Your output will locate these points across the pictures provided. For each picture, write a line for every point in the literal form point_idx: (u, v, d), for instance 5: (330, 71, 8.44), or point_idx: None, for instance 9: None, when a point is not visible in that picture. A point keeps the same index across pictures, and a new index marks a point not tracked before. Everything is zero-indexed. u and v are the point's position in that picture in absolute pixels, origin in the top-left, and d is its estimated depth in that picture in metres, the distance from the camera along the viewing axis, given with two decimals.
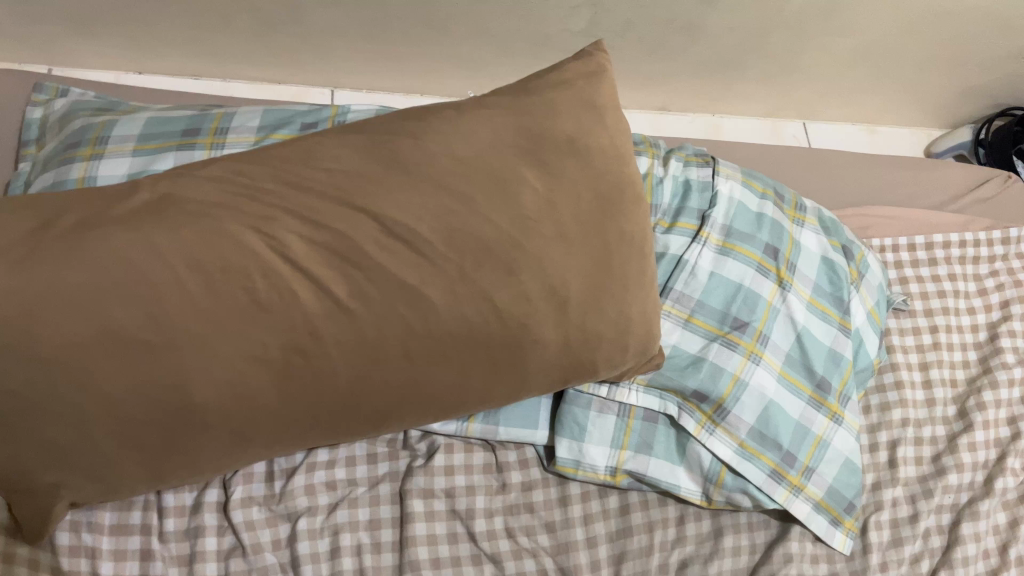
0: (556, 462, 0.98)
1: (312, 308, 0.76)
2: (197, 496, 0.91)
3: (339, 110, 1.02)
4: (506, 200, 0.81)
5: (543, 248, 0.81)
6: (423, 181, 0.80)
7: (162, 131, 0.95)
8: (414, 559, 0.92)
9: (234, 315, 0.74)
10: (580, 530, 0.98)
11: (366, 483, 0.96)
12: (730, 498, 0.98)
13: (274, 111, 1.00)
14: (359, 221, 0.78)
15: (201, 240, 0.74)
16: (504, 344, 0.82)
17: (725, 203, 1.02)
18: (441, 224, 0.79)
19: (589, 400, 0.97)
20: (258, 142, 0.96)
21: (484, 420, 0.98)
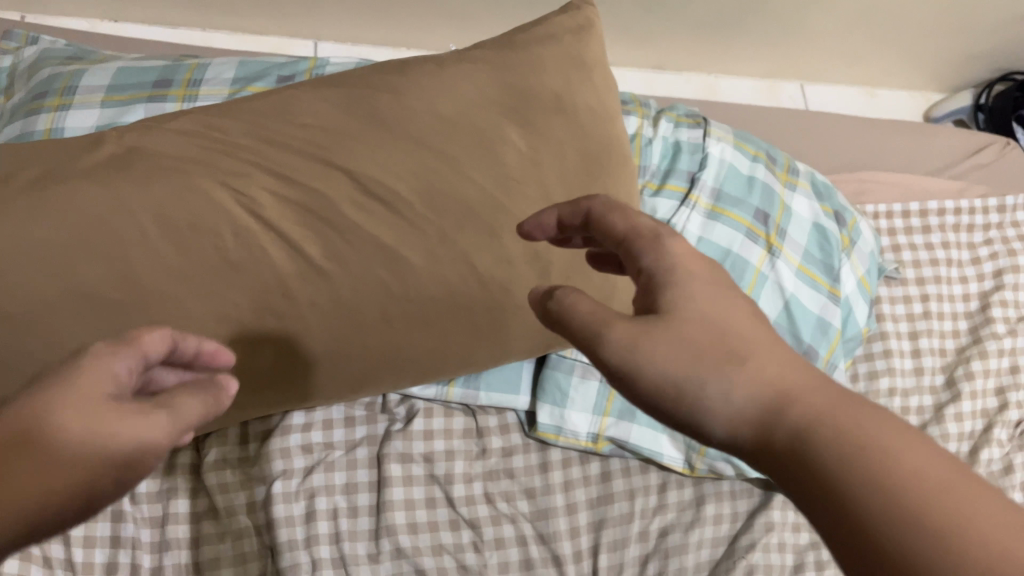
0: (537, 428, 0.97)
1: (285, 268, 0.73)
2: (170, 458, 0.91)
3: (317, 64, 0.98)
4: (488, 160, 0.78)
5: (526, 210, 0.78)
6: (401, 139, 0.77)
7: (132, 81, 0.91)
8: (391, 522, 0.91)
9: (204, 274, 0.71)
10: (560, 497, 0.97)
11: (344, 446, 0.95)
12: (713, 467, 0.98)
13: (249, 62, 0.96)
14: (335, 179, 0.75)
15: (169, 197, 0.71)
16: (485, 309, 0.79)
17: (716, 166, 0.99)
18: (420, 183, 0.76)
19: (571, 366, 0.96)
20: (232, 95, 0.92)
21: (464, 385, 0.96)
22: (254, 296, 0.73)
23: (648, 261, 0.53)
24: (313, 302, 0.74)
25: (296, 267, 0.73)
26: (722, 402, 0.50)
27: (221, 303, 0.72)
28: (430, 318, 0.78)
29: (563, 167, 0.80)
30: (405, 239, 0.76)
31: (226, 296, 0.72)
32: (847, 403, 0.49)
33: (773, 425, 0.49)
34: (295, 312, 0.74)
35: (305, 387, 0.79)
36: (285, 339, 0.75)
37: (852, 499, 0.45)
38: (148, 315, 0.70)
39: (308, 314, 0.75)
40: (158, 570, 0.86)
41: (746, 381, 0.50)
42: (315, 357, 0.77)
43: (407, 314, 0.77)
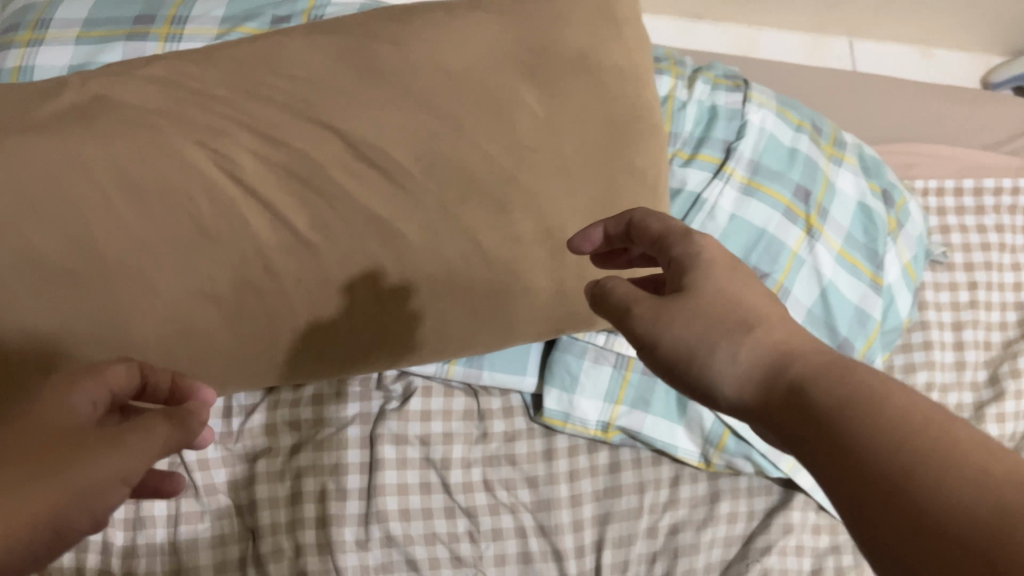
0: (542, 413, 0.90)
1: (266, 239, 0.66)
2: None
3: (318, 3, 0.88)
4: (499, 124, 0.69)
5: (539, 183, 0.70)
6: (402, 98, 0.68)
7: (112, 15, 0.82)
8: (381, 508, 0.85)
9: (175, 243, 0.64)
10: (564, 487, 0.90)
11: (334, 424, 0.88)
12: (730, 463, 0.90)
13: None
14: (325, 141, 0.67)
15: (137, 155, 0.63)
16: (489, 291, 0.71)
17: (754, 135, 0.89)
18: (420, 148, 0.68)
19: (583, 349, 0.89)
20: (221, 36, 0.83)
21: (467, 363, 0.89)
22: (233, 271, 0.65)
23: (679, 250, 0.50)
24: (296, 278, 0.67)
25: (278, 238, 0.66)
26: (727, 365, 0.44)
27: (192, 279, 0.65)
28: (428, 298, 0.70)
29: (581, 134, 0.71)
30: (401, 212, 0.68)
31: (199, 270, 0.65)
32: (860, 366, 0.42)
33: (775, 379, 0.43)
34: (276, 289, 0.67)
35: (287, 368, 0.72)
36: (264, 317, 0.67)
37: (843, 429, 0.38)
38: (111, 291, 0.63)
39: (291, 291, 0.67)
40: (131, 549, 0.82)
41: (754, 342, 0.44)
42: (298, 337, 0.69)
43: (402, 295, 0.70)
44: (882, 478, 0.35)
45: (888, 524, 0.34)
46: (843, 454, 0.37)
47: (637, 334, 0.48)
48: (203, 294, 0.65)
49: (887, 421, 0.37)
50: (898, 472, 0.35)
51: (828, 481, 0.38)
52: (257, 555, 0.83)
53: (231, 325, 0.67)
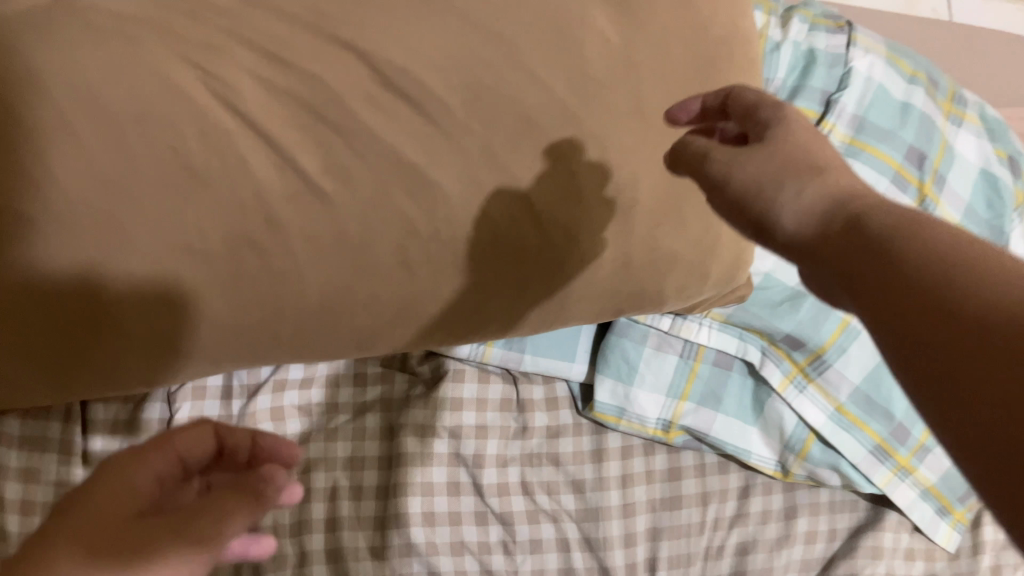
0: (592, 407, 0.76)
1: (270, 184, 0.53)
2: (132, 412, 0.71)
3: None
4: (563, 52, 0.56)
5: (610, 128, 0.57)
6: (443, 15, 0.55)
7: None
8: (402, 511, 0.73)
9: (151, 179, 0.50)
10: (616, 494, 0.78)
11: (349, 411, 0.76)
12: (813, 473, 0.77)
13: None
14: (346, 63, 0.53)
15: (107, 72, 0.50)
16: (540, 262, 0.58)
17: (860, 86, 0.74)
18: (464, 78, 0.54)
19: (644, 334, 0.75)
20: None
21: (506, 345, 0.75)
22: (224, 220, 0.52)
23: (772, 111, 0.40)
24: (305, 232, 0.54)
25: (282, 184, 0.53)
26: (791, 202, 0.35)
27: (168, 230, 0.51)
28: (464, 265, 0.57)
29: (661, 73, 0.57)
30: (437, 155, 0.55)
31: (180, 217, 0.51)
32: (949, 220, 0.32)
33: (833, 216, 0.34)
34: (281, 247, 0.54)
35: (290, 339, 0.58)
36: (261, 277, 0.54)
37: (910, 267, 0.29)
38: (66, 240, 0.49)
39: (298, 252, 0.54)
40: None
41: (828, 182, 0.35)
42: (305, 306, 0.56)
43: (435, 261, 0.57)
44: (961, 318, 0.26)
45: (959, 374, 0.26)
46: (913, 292, 0.28)
47: (706, 178, 0.39)
48: (183, 249, 0.52)
49: (969, 258, 0.28)
50: (978, 317, 0.26)
51: (884, 327, 0.29)
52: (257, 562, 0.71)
53: (219, 287, 0.54)
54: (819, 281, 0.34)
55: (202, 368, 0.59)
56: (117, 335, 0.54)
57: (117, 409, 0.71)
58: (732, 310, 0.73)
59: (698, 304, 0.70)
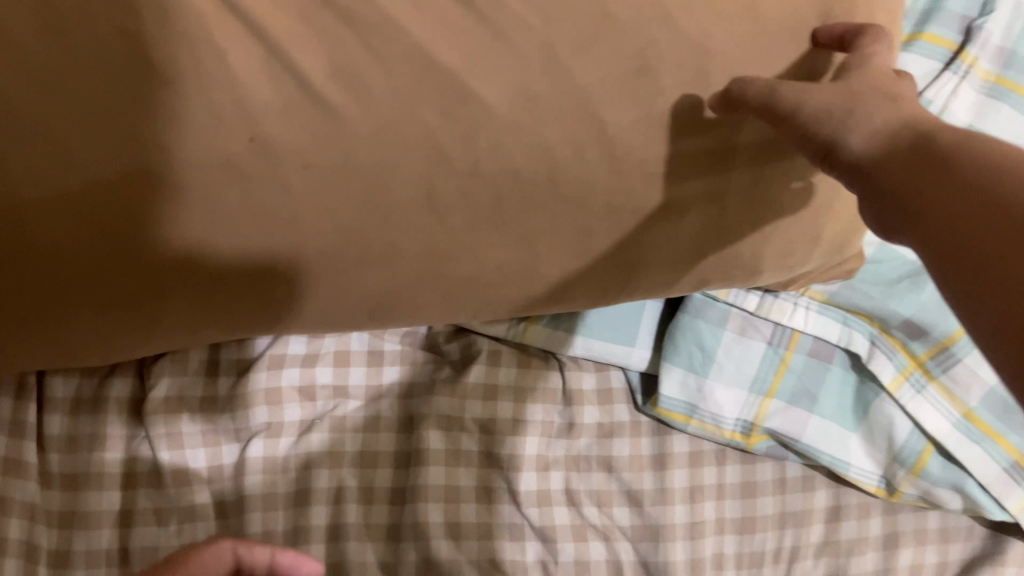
0: (655, 402, 0.62)
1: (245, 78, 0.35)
2: (96, 387, 0.59)
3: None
4: None
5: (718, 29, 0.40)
6: None
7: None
8: (422, 521, 0.60)
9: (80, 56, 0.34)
10: (681, 510, 0.64)
11: (360, 397, 0.62)
12: (928, 494, 0.62)
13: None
14: None
15: None
16: (612, 212, 0.42)
17: (1011, 10, 0.59)
18: None
19: (723, 315, 0.61)
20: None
21: (551, 325, 0.62)
22: (176, 123, 0.35)
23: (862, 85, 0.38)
24: (302, 162, 0.36)
25: (275, 91, 0.36)
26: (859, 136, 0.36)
27: (96, 123, 0.34)
28: (515, 221, 0.41)
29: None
30: (480, 58, 0.38)
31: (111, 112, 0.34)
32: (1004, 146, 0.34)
33: (898, 136, 0.35)
34: (270, 179, 0.36)
35: (282, 298, 0.41)
36: (231, 212, 0.37)
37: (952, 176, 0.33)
38: None
39: (299, 190, 0.37)
40: (64, 557, 0.56)
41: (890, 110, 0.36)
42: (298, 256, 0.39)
43: (477, 208, 0.40)
44: (1003, 210, 0.31)
45: (987, 262, 0.31)
46: (961, 204, 0.32)
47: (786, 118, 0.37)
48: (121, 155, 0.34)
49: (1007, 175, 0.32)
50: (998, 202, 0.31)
51: (935, 240, 0.32)
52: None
53: (173, 218, 0.36)
54: (875, 212, 0.35)
55: (163, 333, 0.42)
56: (32, 276, 0.37)
57: (79, 384, 0.58)
58: (837, 287, 0.59)
59: (811, 271, 0.55)
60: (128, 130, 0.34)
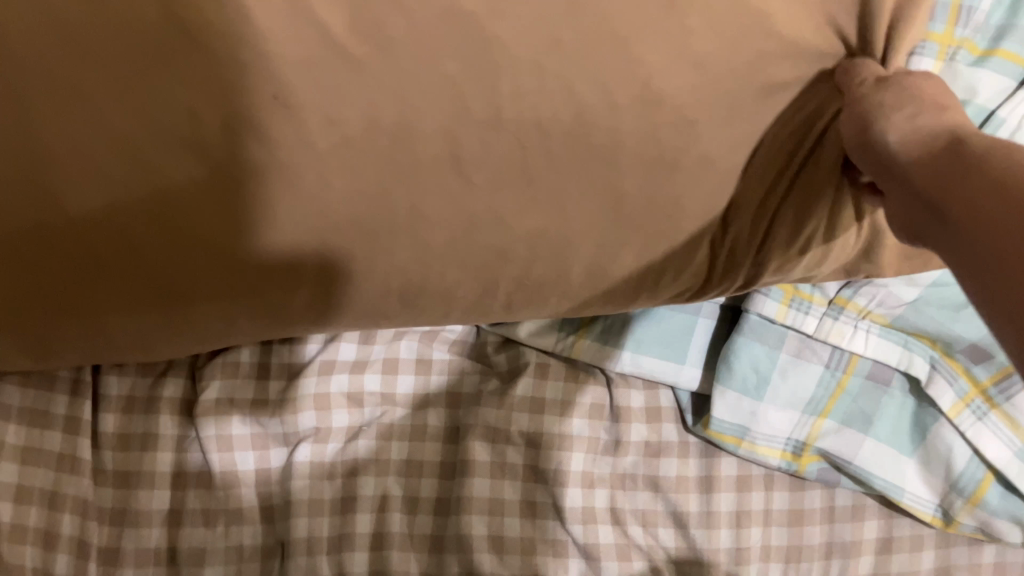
0: (706, 423, 0.61)
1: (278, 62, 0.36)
2: (150, 386, 0.59)
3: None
4: None
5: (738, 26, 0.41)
6: None
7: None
8: (466, 533, 0.59)
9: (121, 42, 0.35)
10: (726, 535, 0.62)
11: (408, 405, 0.62)
12: (985, 525, 0.60)
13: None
14: None
15: None
16: (647, 170, 0.41)
17: None
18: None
19: (780, 336, 0.60)
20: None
21: (600, 341, 0.61)
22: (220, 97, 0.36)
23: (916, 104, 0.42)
24: (331, 130, 0.37)
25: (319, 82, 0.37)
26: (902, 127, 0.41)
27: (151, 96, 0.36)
28: None
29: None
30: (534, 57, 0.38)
31: (165, 87, 0.35)
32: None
33: (936, 141, 0.41)
34: (306, 161, 0.37)
35: (316, 290, 0.40)
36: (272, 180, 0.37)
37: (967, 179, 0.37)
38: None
39: (320, 149, 0.37)
40: (114, 554, 0.57)
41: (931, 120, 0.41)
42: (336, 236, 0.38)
43: (503, 169, 0.39)
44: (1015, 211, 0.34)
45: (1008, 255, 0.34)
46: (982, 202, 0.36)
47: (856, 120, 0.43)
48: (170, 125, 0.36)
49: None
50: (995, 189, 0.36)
51: (956, 238, 0.37)
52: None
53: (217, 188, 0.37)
54: (906, 216, 0.42)
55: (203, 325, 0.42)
56: (80, 253, 0.37)
57: (134, 384, 0.59)
58: (902, 305, 0.57)
59: (870, 278, 0.53)
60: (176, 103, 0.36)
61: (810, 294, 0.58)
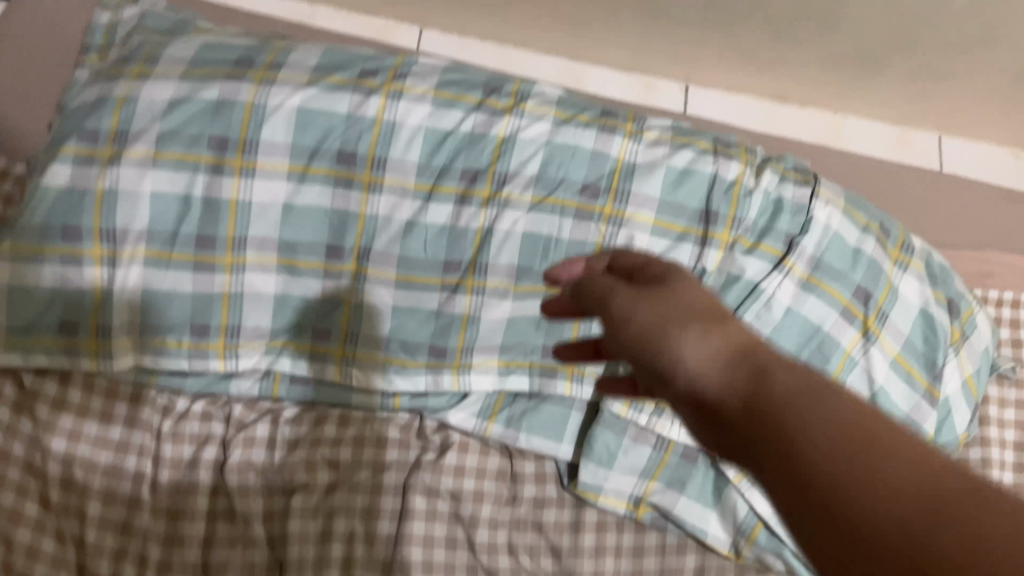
0: (491, 418, 0.92)
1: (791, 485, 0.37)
2: (195, 452, 0.88)
3: (490, 195, 0.88)
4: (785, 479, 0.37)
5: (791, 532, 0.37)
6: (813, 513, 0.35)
7: (172, 203, 0.85)
8: (327, 554, 0.85)
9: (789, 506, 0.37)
10: (589, 562, 0.91)
11: (370, 467, 0.89)
12: (761, 558, 0.90)
13: (360, 216, 0.87)
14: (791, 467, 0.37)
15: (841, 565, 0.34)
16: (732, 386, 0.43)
17: (819, 232, 0.89)
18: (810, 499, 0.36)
19: (624, 427, 0.90)
20: (291, 269, 0.88)
21: (413, 395, 0.92)
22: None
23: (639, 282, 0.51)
24: None
25: None
26: (690, 346, 0.45)
27: None
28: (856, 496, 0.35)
29: None
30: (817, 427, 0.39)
31: None
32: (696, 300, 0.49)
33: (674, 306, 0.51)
34: None
35: None
36: None
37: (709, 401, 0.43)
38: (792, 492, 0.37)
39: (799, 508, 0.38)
40: (167, 565, 0.84)
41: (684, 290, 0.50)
42: None
43: None
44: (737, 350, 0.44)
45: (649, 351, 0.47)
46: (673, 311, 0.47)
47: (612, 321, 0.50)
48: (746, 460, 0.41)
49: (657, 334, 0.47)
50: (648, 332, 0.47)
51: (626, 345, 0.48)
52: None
53: None
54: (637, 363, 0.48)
55: None
56: None
57: (184, 449, 0.88)
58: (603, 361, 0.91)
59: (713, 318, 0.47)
60: (686, 378, 0.44)
61: (581, 369, 0.91)
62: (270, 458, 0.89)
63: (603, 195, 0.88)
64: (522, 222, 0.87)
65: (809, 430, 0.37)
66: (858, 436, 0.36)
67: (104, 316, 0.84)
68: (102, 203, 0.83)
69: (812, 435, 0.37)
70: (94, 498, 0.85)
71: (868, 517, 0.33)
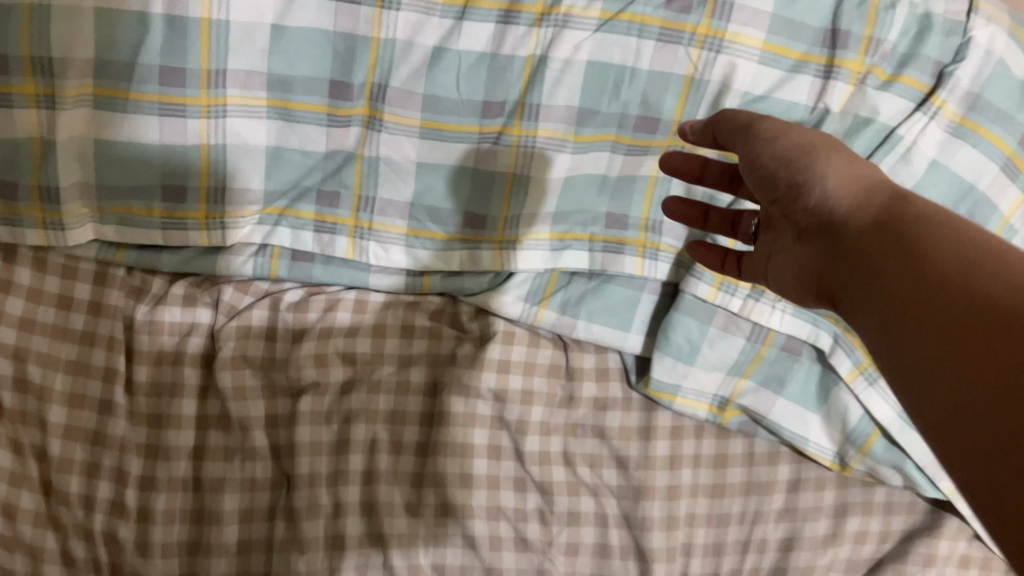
0: (542, 303, 0.74)
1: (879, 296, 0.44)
2: (177, 344, 0.71)
3: (545, 11, 0.66)
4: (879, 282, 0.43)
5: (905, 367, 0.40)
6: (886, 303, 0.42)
7: (126, 24, 0.63)
8: (345, 468, 0.71)
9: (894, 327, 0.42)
10: (661, 475, 0.75)
11: (393, 361, 0.73)
12: (873, 471, 0.73)
13: (372, 41, 0.66)
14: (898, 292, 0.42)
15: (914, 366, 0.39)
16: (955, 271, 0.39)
17: (978, 59, 0.67)
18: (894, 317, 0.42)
19: (711, 313, 0.72)
20: (287, 114, 0.68)
21: (445, 274, 0.74)
22: None
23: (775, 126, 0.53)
24: None
25: None
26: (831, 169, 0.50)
27: None
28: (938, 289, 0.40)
29: None
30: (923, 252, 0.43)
31: None
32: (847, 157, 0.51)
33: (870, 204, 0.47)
34: None
35: None
36: None
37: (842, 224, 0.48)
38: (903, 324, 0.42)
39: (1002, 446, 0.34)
40: (150, 481, 0.69)
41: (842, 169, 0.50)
42: None
43: None
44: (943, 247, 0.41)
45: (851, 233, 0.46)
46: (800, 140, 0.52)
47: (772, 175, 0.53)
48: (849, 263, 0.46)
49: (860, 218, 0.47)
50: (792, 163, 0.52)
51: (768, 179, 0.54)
52: (295, 532, 0.70)
53: None
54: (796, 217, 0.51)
55: None
56: None
57: (164, 341, 0.71)
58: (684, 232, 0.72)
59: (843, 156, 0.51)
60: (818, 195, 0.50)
61: (656, 243, 0.72)
62: (271, 351, 0.72)
63: (697, 10, 0.66)
64: (587, 46, 0.66)
65: (940, 239, 0.42)
66: (984, 242, 0.40)
67: (48, 174, 0.66)
68: (32, 22, 0.62)
69: (922, 238, 0.42)
70: (57, 402, 0.69)
71: (945, 265, 0.40)
